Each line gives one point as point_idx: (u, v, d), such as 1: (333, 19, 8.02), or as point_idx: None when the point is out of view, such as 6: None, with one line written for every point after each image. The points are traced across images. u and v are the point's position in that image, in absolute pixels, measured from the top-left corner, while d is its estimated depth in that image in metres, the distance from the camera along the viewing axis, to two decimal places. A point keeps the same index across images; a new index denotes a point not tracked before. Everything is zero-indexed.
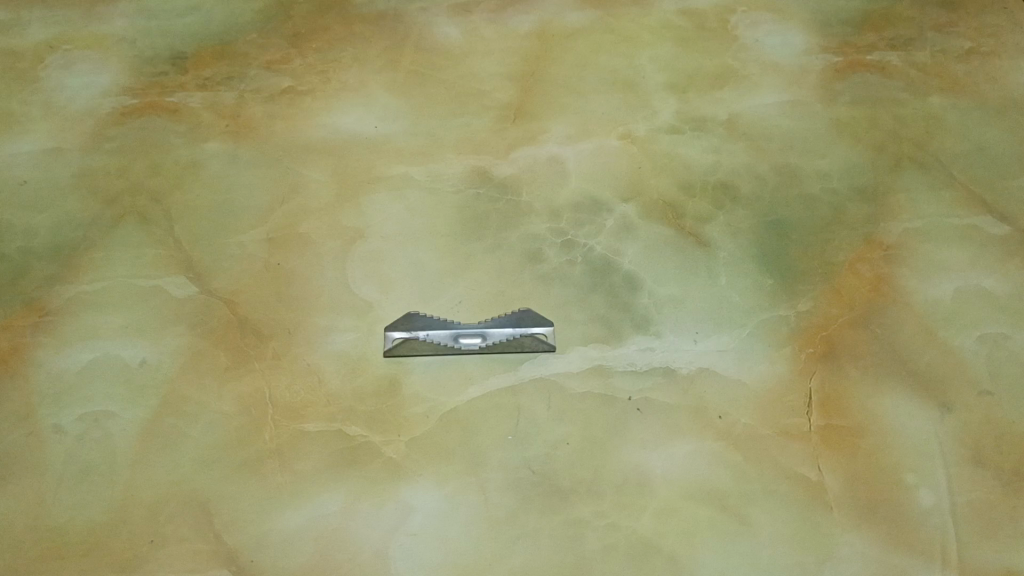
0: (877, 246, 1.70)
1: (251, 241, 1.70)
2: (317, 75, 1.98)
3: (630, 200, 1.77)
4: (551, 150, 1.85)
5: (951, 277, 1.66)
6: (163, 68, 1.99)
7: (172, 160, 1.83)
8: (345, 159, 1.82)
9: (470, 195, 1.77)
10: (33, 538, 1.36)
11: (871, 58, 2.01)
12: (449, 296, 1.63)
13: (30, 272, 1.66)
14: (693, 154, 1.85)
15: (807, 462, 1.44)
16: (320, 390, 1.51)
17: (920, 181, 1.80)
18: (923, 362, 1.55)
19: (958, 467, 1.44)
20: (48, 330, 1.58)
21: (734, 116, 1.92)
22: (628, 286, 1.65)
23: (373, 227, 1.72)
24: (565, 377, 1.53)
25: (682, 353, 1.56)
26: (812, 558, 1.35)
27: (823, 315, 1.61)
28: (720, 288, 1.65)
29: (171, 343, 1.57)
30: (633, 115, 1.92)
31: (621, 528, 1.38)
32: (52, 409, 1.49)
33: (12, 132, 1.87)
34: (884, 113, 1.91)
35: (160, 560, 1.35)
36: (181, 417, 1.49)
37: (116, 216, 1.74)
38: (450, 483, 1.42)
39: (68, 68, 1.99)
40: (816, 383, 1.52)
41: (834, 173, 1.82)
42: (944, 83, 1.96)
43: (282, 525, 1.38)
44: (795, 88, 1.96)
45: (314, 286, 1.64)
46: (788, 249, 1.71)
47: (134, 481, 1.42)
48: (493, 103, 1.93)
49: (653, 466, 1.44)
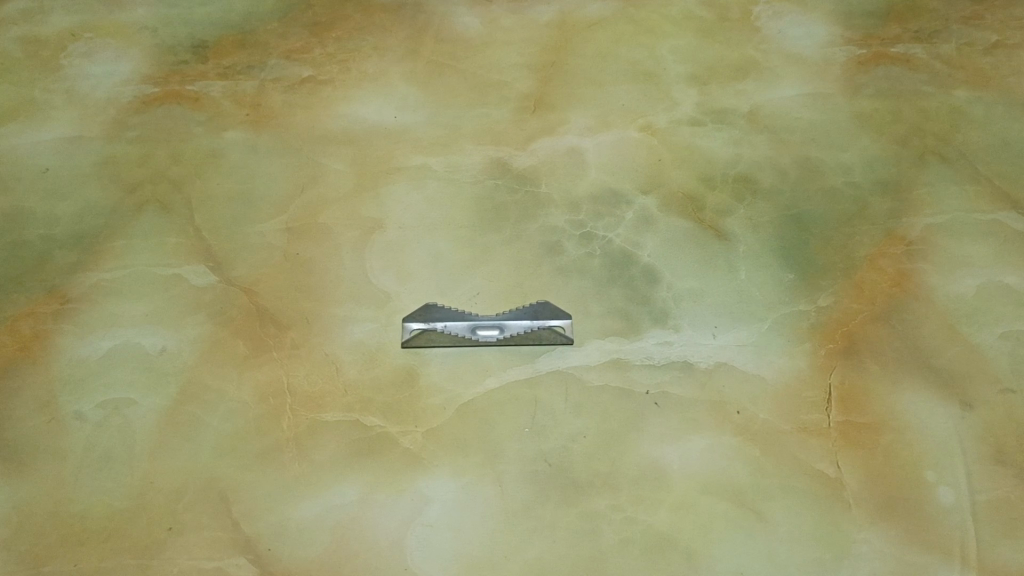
0: (899, 241, 1.69)
1: (270, 231, 1.71)
2: (337, 64, 1.98)
3: (649, 192, 1.76)
4: (570, 141, 1.84)
5: (974, 272, 1.64)
6: (184, 57, 1.99)
7: (192, 149, 1.83)
8: (365, 149, 1.82)
9: (489, 185, 1.77)
10: (54, 524, 1.38)
11: (895, 50, 1.98)
12: (467, 288, 1.63)
13: (52, 259, 1.67)
14: (713, 146, 1.84)
15: (825, 459, 1.44)
16: (338, 380, 1.52)
17: (944, 176, 1.78)
18: (944, 359, 1.54)
19: (978, 465, 1.43)
20: (69, 317, 1.59)
21: (756, 108, 1.90)
22: (647, 279, 1.64)
23: (392, 218, 1.73)
24: (583, 370, 1.53)
25: (701, 347, 1.56)
26: (829, 555, 1.35)
27: (843, 310, 1.60)
28: (739, 282, 1.64)
29: (191, 332, 1.58)
30: (654, 107, 1.91)
31: (637, 522, 1.38)
32: (73, 396, 1.51)
33: (34, 120, 1.88)
34: (908, 106, 1.89)
35: (178, 546, 1.36)
36: (201, 406, 1.50)
37: (137, 204, 1.75)
38: (467, 475, 1.42)
39: (91, 56, 1.99)
40: (836, 379, 1.52)
41: (856, 167, 1.80)
42: (969, 77, 1.94)
43: (300, 514, 1.39)
44: (818, 80, 1.94)
45: (332, 276, 1.64)
46: (809, 243, 1.69)
47: (154, 469, 1.43)
48: (513, 94, 1.92)
49: (670, 459, 1.44)
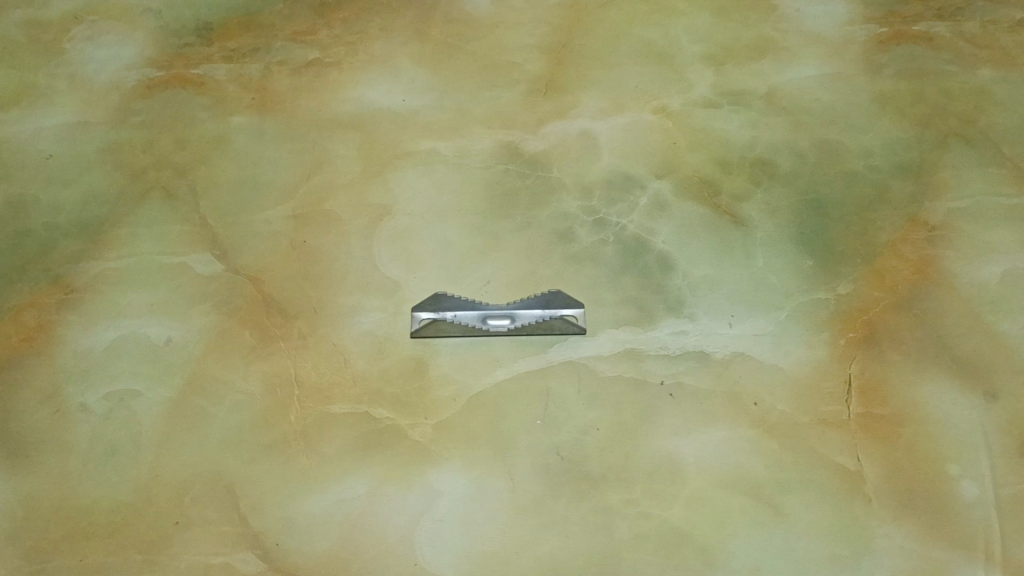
0: (921, 226, 1.64)
1: (277, 218, 1.67)
2: (343, 46, 1.93)
3: (664, 176, 1.72)
4: (583, 124, 1.80)
5: (998, 259, 1.59)
6: (188, 39, 1.95)
7: (197, 135, 1.80)
8: (372, 134, 1.78)
9: (500, 170, 1.73)
10: (59, 519, 1.36)
11: (918, 28, 1.92)
12: (477, 276, 1.60)
13: (55, 248, 1.64)
14: (730, 129, 1.79)
15: (845, 452, 1.40)
16: (346, 371, 1.49)
17: (967, 159, 1.73)
18: (968, 348, 1.50)
19: (1002, 459, 1.39)
20: (73, 307, 1.57)
21: (774, 89, 1.85)
22: (662, 267, 1.61)
23: (400, 204, 1.69)
24: (595, 361, 1.49)
25: (716, 337, 1.52)
26: (848, 551, 1.32)
27: (863, 298, 1.55)
28: (756, 269, 1.60)
29: (197, 322, 1.55)
30: (669, 89, 1.86)
31: (651, 517, 1.35)
32: (78, 388, 1.48)
33: (37, 106, 1.85)
34: (930, 87, 1.83)
35: (185, 542, 1.34)
36: (207, 398, 1.47)
37: (142, 191, 1.72)
38: (477, 468, 1.39)
39: (94, 40, 1.95)
40: (855, 369, 1.48)
41: (876, 149, 1.75)
42: (994, 56, 1.88)
43: (308, 508, 1.37)
44: (838, 59, 1.88)
45: (340, 264, 1.61)
46: (828, 228, 1.65)
47: (160, 462, 1.41)
48: (524, 76, 1.87)
49: (685, 453, 1.41)
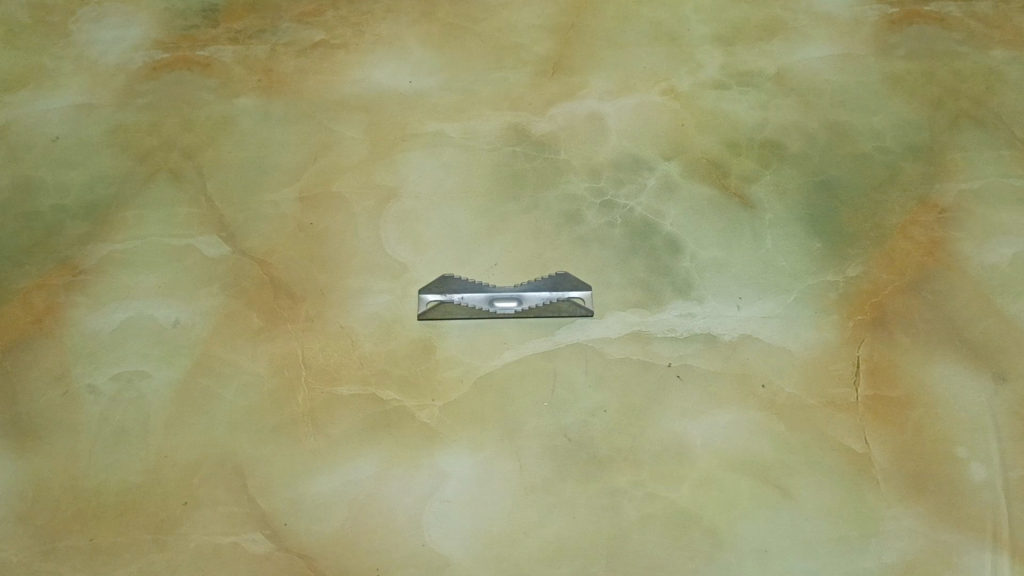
0: (931, 208, 1.63)
1: (284, 200, 1.67)
2: (350, 27, 1.92)
3: (672, 158, 1.71)
4: (591, 106, 1.79)
5: (1009, 241, 1.58)
6: (195, 21, 1.94)
7: (204, 117, 1.79)
8: (379, 116, 1.78)
9: (507, 152, 1.72)
10: (69, 499, 1.37)
11: (929, 9, 1.90)
12: (484, 259, 1.59)
13: (63, 230, 1.64)
14: (739, 110, 1.78)
15: (854, 434, 1.40)
16: (354, 353, 1.49)
17: (978, 140, 1.71)
18: (978, 331, 1.49)
19: (1011, 442, 1.39)
20: (81, 288, 1.57)
21: (784, 70, 1.83)
22: (671, 249, 1.60)
23: (407, 186, 1.68)
24: (603, 343, 1.49)
25: (725, 319, 1.51)
26: (857, 533, 1.32)
27: (873, 280, 1.55)
28: (765, 251, 1.59)
29: (204, 304, 1.55)
30: (678, 70, 1.84)
31: (659, 499, 1.35)
32: (87, 369, 1.49)
33: (44, 87, 1.84)
34: (942, 68, 1.82)
35: (195, 521, 1.35)
36: (215, 379, 1.47)
37: (149, 173, 1.71)
38: (485, 450, 1.40)
39: (100, 21, 1.95)
40: (864, 351, 1.47)
41: (886, 131, 1.74)
42: (1005, 35, 1.86)
43: (317, 489, 1.37)
44: (848, 40, 1.86)
45: (347, 246, 1.61)
46: (838, 210, 1.64)
47: (169, 443, 1.42)
48: (531, 57, 1.86)
49: (693, 435, 1.40)
